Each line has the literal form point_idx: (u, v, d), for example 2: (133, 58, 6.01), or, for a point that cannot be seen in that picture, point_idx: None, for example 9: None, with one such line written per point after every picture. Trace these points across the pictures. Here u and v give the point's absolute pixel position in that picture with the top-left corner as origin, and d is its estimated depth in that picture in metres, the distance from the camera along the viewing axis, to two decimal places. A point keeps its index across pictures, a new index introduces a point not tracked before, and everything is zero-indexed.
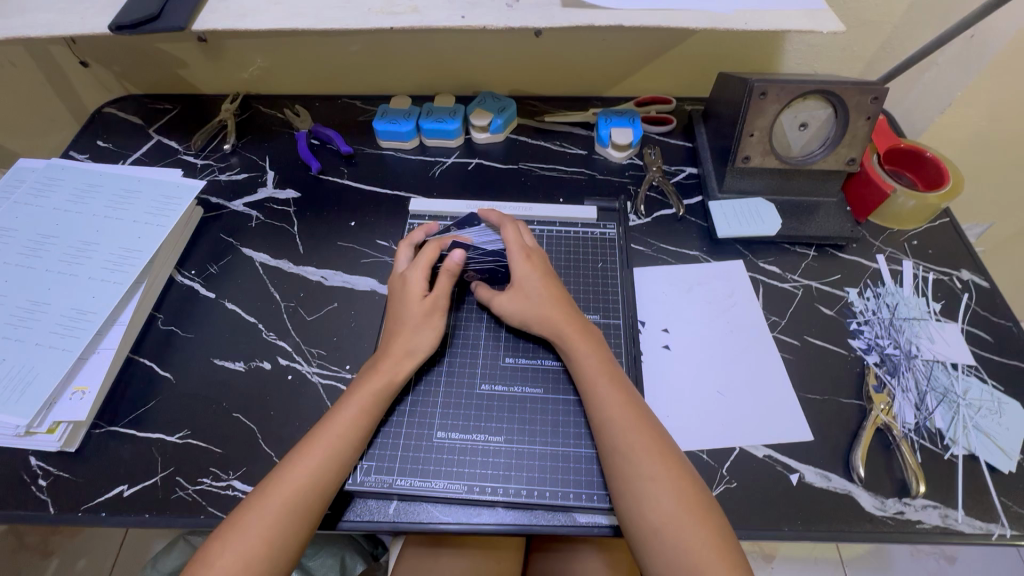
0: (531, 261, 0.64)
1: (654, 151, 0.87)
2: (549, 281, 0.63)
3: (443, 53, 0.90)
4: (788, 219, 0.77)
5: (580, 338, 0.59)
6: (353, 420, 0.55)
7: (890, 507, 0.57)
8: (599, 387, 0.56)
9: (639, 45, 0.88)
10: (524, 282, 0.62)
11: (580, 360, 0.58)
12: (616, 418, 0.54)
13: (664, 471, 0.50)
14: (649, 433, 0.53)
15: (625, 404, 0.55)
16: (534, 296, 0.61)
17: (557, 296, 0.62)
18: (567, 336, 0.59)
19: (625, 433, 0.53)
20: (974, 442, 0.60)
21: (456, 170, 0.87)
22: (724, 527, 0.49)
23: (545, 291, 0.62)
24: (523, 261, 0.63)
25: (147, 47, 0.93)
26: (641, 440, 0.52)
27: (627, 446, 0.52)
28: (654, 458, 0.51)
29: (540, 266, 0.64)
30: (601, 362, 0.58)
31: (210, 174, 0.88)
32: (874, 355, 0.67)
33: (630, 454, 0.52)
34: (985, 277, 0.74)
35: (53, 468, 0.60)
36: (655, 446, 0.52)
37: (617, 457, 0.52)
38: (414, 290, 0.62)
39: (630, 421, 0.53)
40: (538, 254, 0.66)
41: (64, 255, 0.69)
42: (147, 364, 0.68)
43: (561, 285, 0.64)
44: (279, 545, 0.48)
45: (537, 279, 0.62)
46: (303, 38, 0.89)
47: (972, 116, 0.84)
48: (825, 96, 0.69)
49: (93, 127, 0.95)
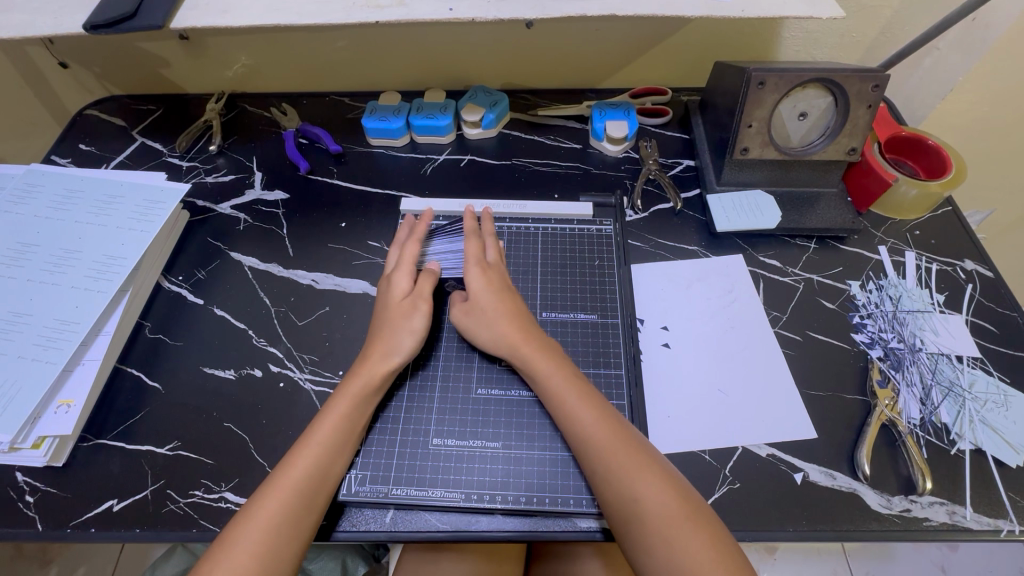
0: (488, 274, 0.62)
1: (649, 144, 0.85)
2: (504, 295, 0.61)
3: (432, 47, 0.88)
4: (788, 211, 0.76)
5: (542, 356, 0.57)
6: (340, 429, 0.54)
7: (896, 505, 0.56)
8: (569, 406, 0.54)
9: (633, 35, 0.86)
10: (478, 298, 0.61)
11: (545, 380, 0.56)
12: (592, 437, 0.52)
13: (652, 484, 0.49)
14: (631, 448, 0.51)
15: (600, 421, 0.53)
16: (489, 312, 0.60)
17: (513, 311, 0.60)
18: (528, 354, 0.57)
19: (604, 451, 0.51)
20: (981, 436, 0.59)
21: (448, 168, 0.85)
22: (725, 534, 0.48)
23: (498, 309, 0.60)
24: (475, 277, 0.62)
25: (128, 46, 0.90)
26: (622, 456, 0.51)
27: (608, 464, 0.51)
28: (642, 470, 0.50)
29: (498, 279, 0.62)
30: (566, 378, 0.56)
31: (196, 176, 0.85)
32: (877, 350, 0.65)
33: (614, 473, 0.50)
34: (989, 267, 0.72)
35: (40, 484, 0.59)
36: (639, 459, 0.51)
37: (603, 476, 0.51)
38: (397, 291, 0.61)
39: (608, 438, 0.52)
40: (497, 266, 0.64)
41: (46, 264, 0.67)
42: (135, 374, 0.66)
43: (518, 297, 0.62)
44: (270, 563, 0.47)
45: (489, 295, 0.61)
46: (288, 34, 0.86)
47: (974, 101, 0.82)
48: (825, 84, 0.67)
49: (75, 130, 0.92)
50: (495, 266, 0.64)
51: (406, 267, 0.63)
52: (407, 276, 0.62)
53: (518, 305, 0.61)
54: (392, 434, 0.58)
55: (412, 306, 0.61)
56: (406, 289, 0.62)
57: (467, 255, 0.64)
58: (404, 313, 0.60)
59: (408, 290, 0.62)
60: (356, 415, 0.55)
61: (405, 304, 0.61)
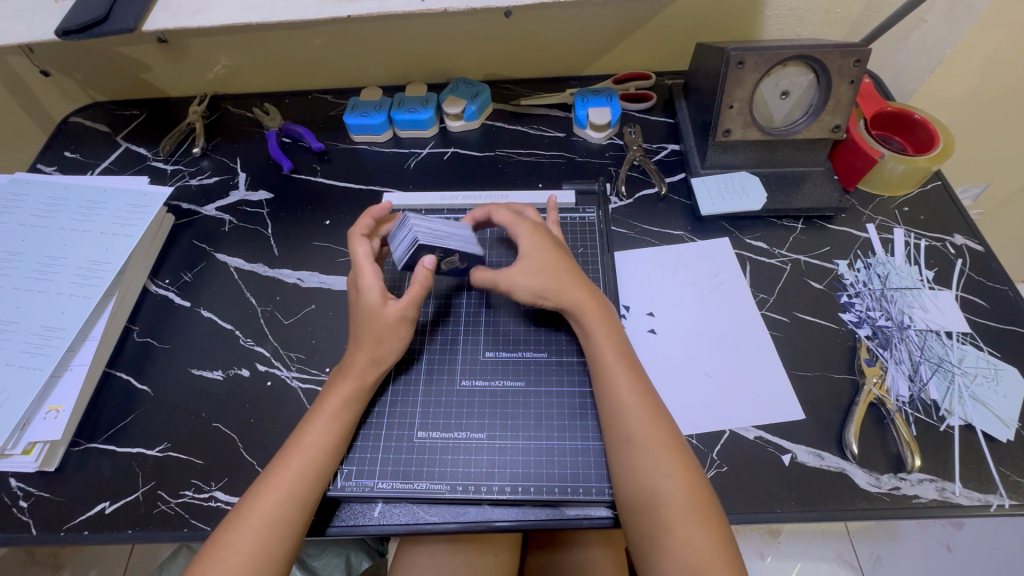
0: (536, 233, 0.63)
1: (633, 129, 0.84)
2: (559, 253, 0.62)
3: (411, 40, 0.87)
4: (774, 192, 0.75)
5: (600, 325, 0.58)
6: (329, 429, 0.54)
7: (885, 483, 0.55)
8: (615, 378, 0.54)
9: (613, 20, 0.85)
10: (531, 252, 0.61)
11: (598, 343, 0.57)
12: (632, 411, 0.52)
13: (672, 467, 0.50)
14: (656, 423, 0.52)
15: (640, 404, 0.53)
16: (542, 265, 0.60)
17: (567, 269, 0.60)
18: (587, 315, 0.58)
19: (638, 431, 0.51)
20: (970, 411, 0.58)
21: (432, 161, 0.85)
22: (723, 522, 0.48)
23: (554, 263, 0.60)
24: (529, 237, 0.62)
25: (107, 51, 0.90)
26: (658, 440, 0.51)
27: (640, 438, 0.51)
28: (667, 456, 0.50)
29: (546, 238, 0.63)
30: (617, 348, 0.56)
31: (181, 179, 0.86)
32: (866, 328, 0.65)
33: (642, 449, 0.51)
34: (979, 241, 0.71)
35: (33, 489, 0.59)
36: (669, 445, 0.51)
37: (629, 449, 0.51)
38: (365, 292, 0.58)
39: (642, 416, 0.52)
40: (536, 224, 0.65)
41: (32, 271, 0.68)
42: (124, 378, 0.67)
43: (571, 260, 0.63)
44: (269, 562, 0.47)
45: (541, 251, 0.61)
46: (266, 32, 0.86)
47: (961, 74, 0.81)
48: (805, 60, 0.66)
49: (59, 138, 0.93)
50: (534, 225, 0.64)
51: (368, 264, 0.59)
52: (371, 272, 0.59)
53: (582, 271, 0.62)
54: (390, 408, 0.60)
55: (380, 305, 0.57)
56: (375, 285, 0.58)
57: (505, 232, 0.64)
58: (374, 310, 0.57)
59: (374, 294, 0.58)
60: (344, 412, 0.55)
61: (376, 303, 0.57)
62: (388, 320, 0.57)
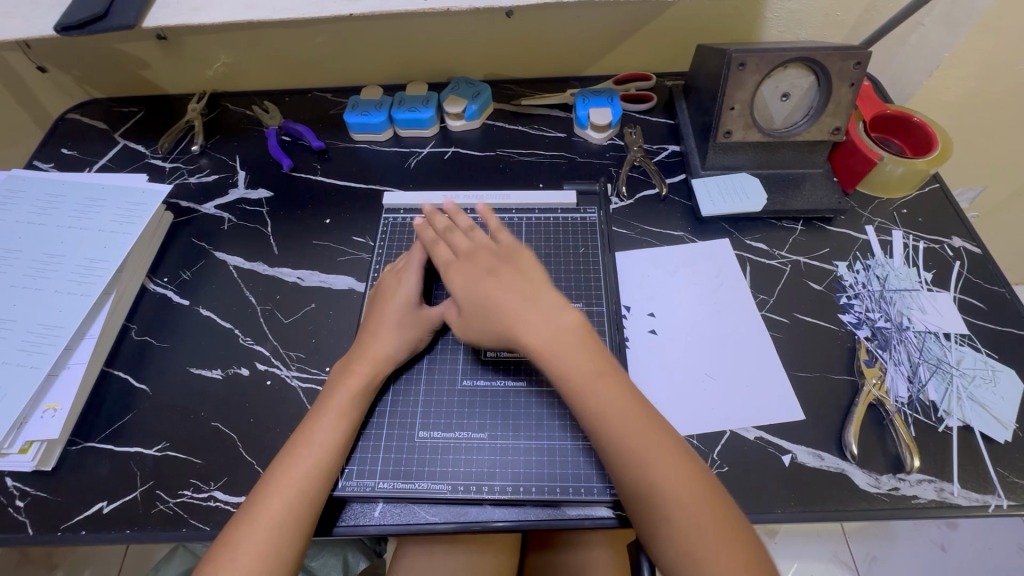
0: (462, 269, 0.57)
1: (634, 130, 0.84)
2: (489, 281, 0.55)
3: (412, 39, 0.87)
4: (774, 193, 0.75)
5: (558, 355, 0.51)
6: (334, 429, 0.54)
7: (884, 484, 0.56)
8: (592, 406, 0.50)
9: (615, 21, 0.85)
10: (462, 295, 0.56)
11: (564, 372, 0.51)
12: (620, 436, 0.49)
13: (681, 482, 0.47)
14: (642, 417, 0.50)
15: (632, 423, 0.49)
16: (476, 308, 0.54)
17: (502, 300, 0.53)
18: (538, 346, 0.52)
19: (633, 456, 0.48)
20: (969, 412, 0.59)
21: (432, 161, 0.85)
22: (746, 529, 0.46)
23: (488, 296, 0.54)
24: (457, 275, 0.57)
25: (105, 48, 0.89)
26: (661, 461, 0.48)
27: (623, 437, 0.49)
28: (676, 473, 0.47)
29: (475, 267, 0.57)
30: (585, 372, 0.51)
31: (179, 177, 0.85)
32: (865, 329, 0.65)
33: (628, 464, 0.48)
34: (977, 243, 0.72)
35: (30, 489, 0.59)
36: (674, 462, 0.48)
37: (617, 449, 0.49)
38: (405, 288, 0.62)
39: (638, 438, 0.49)
40: (473, 249, 0.58)
41: (29, 269, 0.67)
42: (122, 377, 0.66)
43: (510, 276, 0.55)
44: (275, 562, 0.47)
45: (472, 287, 0.55)
46: (266, 30, 0.86)
47: (960, 77, 0.81)
48: (806, 63, 0.67)
49: (56, 135, 0.92)
50: (470, 253, 0.58)
51: (416, 265, 0.64)
52: (417, 275, 0.63)
53: (511, 283, 0.54)
54: (391, 407, 0.59)
55: (415, 306, 0.61)
56: (415, 287, 0.62)
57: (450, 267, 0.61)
58: (409, 309, 0.61)
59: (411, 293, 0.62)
60: (351, 412, 0.55)
61: (411, 304, 0.61)
62: (419, 321, 0.60)
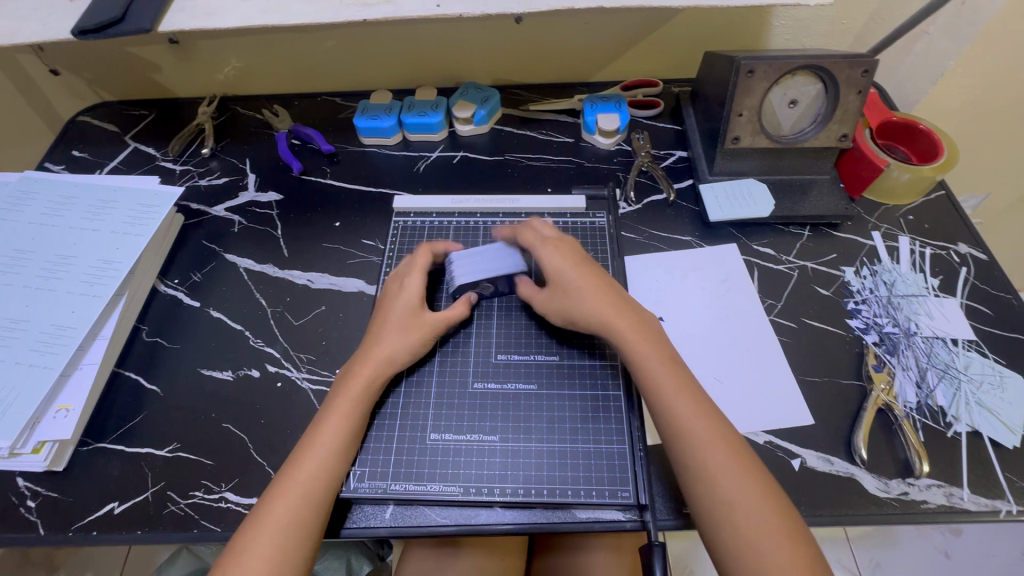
0: (559, 251, 0.62)
1: (642, 135, 0.85)
2: (583, 269, 0.60)
3: (422, 44, 0.88)
4: (782, 199, 0.76)
5: (640, 345, 0.55)
6: (339, 431, 0.54)
7: (893, 488, 0.56)
8: (666, 395, 0.52)
9: (623, 28, 0.86)
10: (559, 273, 0.60)
11: (641, 363, 0.54)
12: (689, 428, 0.50)
13: (740, 480, 0.48)
14: (697, 404, 0.52)
15: (698, 415, 0.51)
16: (572, 288, 0.59)
17: (597, 287, 0.59)
18: (624, 333, 0.56)
19: (704, 448, 0.49)
20: (977, 417, 0.59)
21: (441, 165, 0.85)
22: (804, 533, 0.46)
23: (581, 281, 0.59)
24: (550, 257, 0.61)
25: (117, 52, 0.90)
26: (724, 457, 0.49)
27: (682, 420, 0.51)
28: (737, 470, 0.48)
29: (569, 253, 0.62)
30: (661, 364, 0.54)
31: (190, 179, 0.86)
32: (873, 335, 0.66)
33: (693, 457, 0.49)
34: (983, 250, 0.72)
35: (41, 489, 0.59)
36: (738, 459, 0.49)
37: (678, 434, 0.51)
38: (407, 292, 0.62)
39: (707, 432, 0.50)
40: (561, 239, 0.64)
41: (42, 270, 0.68)
42: (133, 378, 0.67)
43: (598, 270, 0.61)
44: (286, 564, 0.47)
45: (568, 269, 0.60)
46: (277, 35, 0.86)
47: (964, 85, 0.82)
48: (813, 70, 0.67)
49: (67, 137, 0.93)
50: (559, 241, 0.63)
51: (418, 271, 0.64)
52: (420, 280, 0.63)
53: (606, 281, 0.60)
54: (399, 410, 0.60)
55: (416, 310, 0.61)
56: (417, 291, 0.62)
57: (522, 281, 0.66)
58: (410, 314, 0.61)
59: (413, 297, 0.62)
60: (356, 416, 0.55)
61: (413, 308, 0.61)
62: (421, 324, 0.60)
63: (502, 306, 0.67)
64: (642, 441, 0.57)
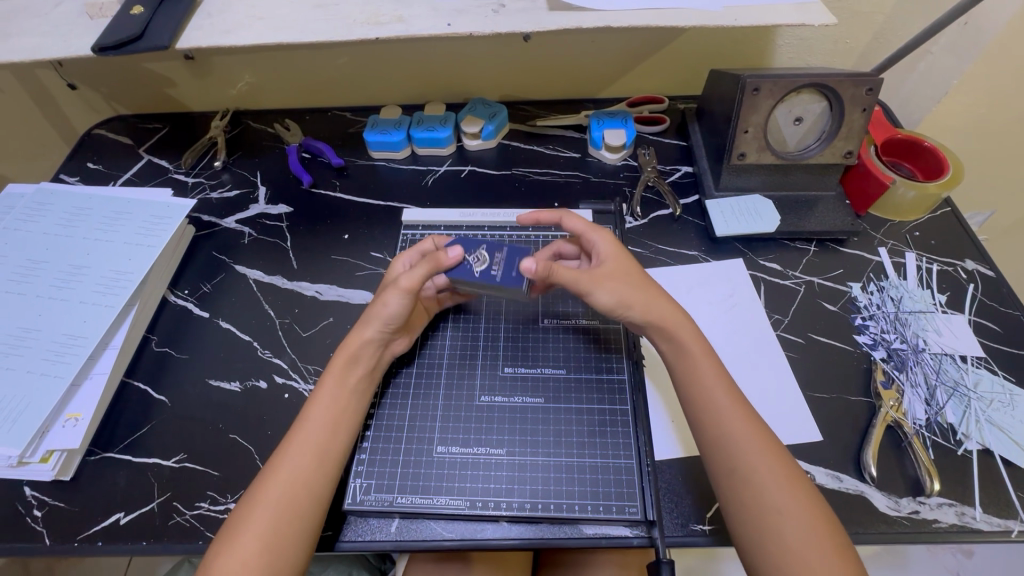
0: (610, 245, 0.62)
1: (647, 151, 0.86)
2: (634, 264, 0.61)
3: (432, 61, 0.89)
4: (787, 215, 0.76)
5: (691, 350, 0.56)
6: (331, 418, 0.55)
7: (904, 507, 0.55)
8: (716, 403, 0.53)
9: (630, 46, 0.87)
10: (617, 262, 0.60)
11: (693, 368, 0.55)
12: (738, 436, 0.51)
13: (787, 490, 0.48)
14: (742, 412, 0.53)
15: (743, 422, 0.52)
16: (628, 276, 0.59)
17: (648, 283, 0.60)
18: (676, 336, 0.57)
19: (757, 457, 0.50)
20: (987, 435, 0.59)
21: (449, 179, 0.86)
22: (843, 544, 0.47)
23: (635, 274, 0.59)
24: (605, 244, 0.61)
25: (134, 67, 0.92)
26: (771, 466, 0.50)
27: (729, 428, 0.52)
28: (782, 481, 0.49)
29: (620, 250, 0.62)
30: (712, 371, 0.55)
31: (201, 192, 0.87)
32: (881, 351, 0.65)
33: (742, 464, 0.50)
34: (990, 266, 0.72)
35: (48, 498, 0.59)
36: (788, 472, 0.50)
37: (722, 441, 0.51)
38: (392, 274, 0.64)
39: (754, 440, 0.51)
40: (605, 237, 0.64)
41: (55, 280, 0.68)
42: (142, 388, 0.67)
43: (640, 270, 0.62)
44: (283, 553, 0.48)
45: (624, 262, 0.60)
46: (290, 52, 0.88)
47: (968, 104, 0.83)
48: (818, 89, 0.68)
49: (83, 149, 0.94)
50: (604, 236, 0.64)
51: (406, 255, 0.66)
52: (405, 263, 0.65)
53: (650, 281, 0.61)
54: (406, 419, 0.60)
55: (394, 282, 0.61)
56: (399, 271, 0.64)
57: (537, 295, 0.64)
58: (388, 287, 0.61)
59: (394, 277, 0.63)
60: (348, 409, 0.56)
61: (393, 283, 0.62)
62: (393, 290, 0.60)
63: (511, 321, 0.67)
64: (650, 457, 0.56)
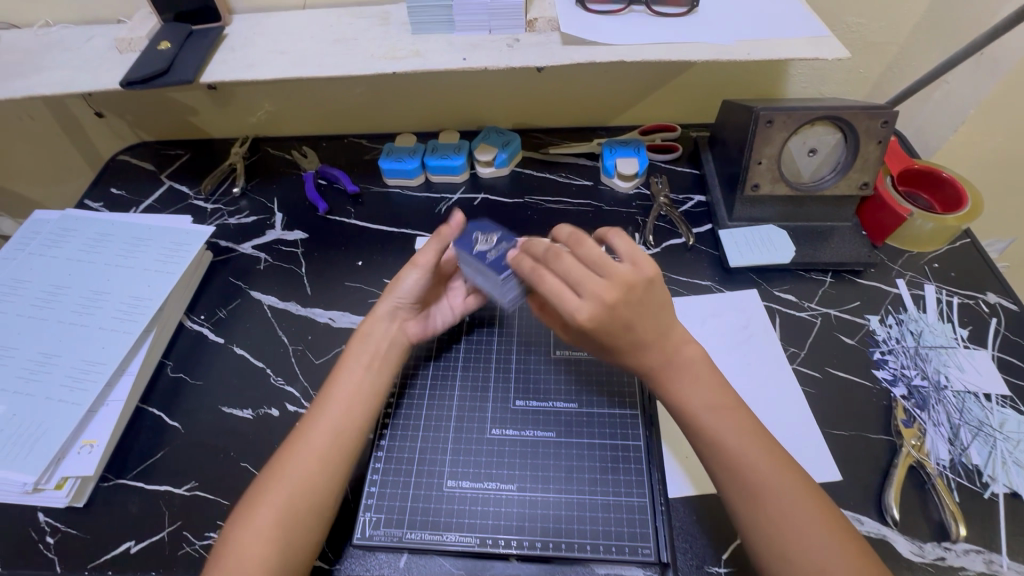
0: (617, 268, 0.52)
1: (660, 179, 0.86)
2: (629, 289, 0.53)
3: (446, 90, 0.91)
4: (802, 246, 0.75)
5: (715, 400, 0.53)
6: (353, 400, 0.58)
7: (928, 553, 0.53)
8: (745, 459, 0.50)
9: (642, 76, 0.88)
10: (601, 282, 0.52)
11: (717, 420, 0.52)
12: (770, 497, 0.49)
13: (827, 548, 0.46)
14: (775, 464, 0.50)
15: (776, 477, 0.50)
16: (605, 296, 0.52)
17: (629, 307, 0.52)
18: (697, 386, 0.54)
19: (793, 523, 0.47)
20: (1015, 477, 0.57)
21: (462, 206, 0.87)
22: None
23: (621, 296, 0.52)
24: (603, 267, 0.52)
25: (159, 97, 0.95)
26: (809, 525, 0.47)
27: (761, 485, 0.49)
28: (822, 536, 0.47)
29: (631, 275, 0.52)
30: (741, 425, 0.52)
31: (219, 218, 0.89)
32: (901, 387, 0.64)
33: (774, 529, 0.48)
34: (1013, 300, 0.71)
35: (61, 525, 0.59)
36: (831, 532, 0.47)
37: (751, 499, 0.49)
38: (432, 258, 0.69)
39: (791, 498, 0.48)
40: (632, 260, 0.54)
41: (77, 306, 0.70)
42: (156, 414, 0.67)
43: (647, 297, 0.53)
44: (297, 528, 0.50)
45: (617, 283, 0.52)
46: (309, 82, 0.90)
47: (985, 134, 0.82)
48: (832, 122, 0.69)
49: (107, 175, 0.97)
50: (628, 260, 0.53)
51: None
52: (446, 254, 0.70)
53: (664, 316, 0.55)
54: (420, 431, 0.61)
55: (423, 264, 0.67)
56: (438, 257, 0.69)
57: (521, 270, 0.56)
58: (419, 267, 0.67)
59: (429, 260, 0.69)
60: (367, 394, 0.58)
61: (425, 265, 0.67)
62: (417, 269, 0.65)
63: (523, 349, 0.67)
64: (663, 495, 0.56)
